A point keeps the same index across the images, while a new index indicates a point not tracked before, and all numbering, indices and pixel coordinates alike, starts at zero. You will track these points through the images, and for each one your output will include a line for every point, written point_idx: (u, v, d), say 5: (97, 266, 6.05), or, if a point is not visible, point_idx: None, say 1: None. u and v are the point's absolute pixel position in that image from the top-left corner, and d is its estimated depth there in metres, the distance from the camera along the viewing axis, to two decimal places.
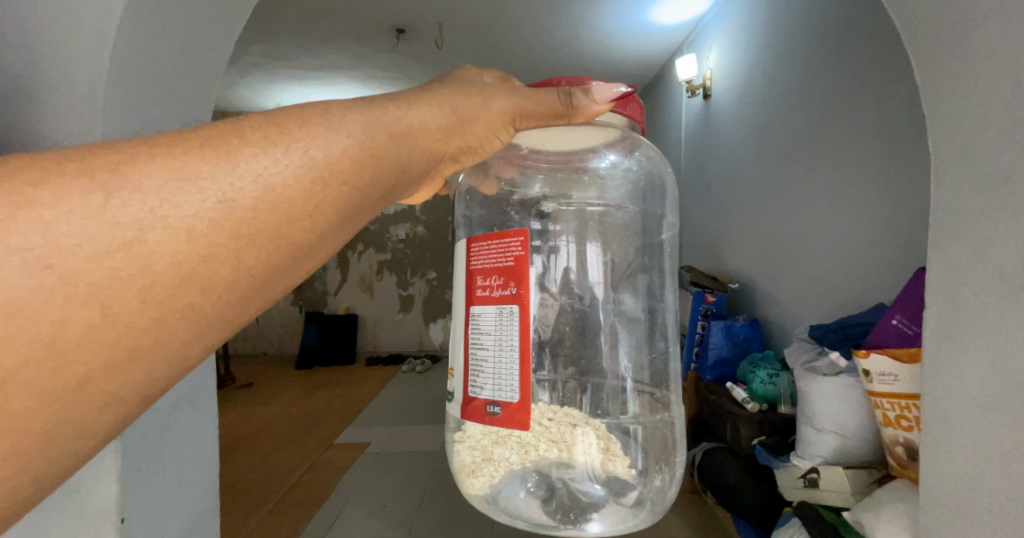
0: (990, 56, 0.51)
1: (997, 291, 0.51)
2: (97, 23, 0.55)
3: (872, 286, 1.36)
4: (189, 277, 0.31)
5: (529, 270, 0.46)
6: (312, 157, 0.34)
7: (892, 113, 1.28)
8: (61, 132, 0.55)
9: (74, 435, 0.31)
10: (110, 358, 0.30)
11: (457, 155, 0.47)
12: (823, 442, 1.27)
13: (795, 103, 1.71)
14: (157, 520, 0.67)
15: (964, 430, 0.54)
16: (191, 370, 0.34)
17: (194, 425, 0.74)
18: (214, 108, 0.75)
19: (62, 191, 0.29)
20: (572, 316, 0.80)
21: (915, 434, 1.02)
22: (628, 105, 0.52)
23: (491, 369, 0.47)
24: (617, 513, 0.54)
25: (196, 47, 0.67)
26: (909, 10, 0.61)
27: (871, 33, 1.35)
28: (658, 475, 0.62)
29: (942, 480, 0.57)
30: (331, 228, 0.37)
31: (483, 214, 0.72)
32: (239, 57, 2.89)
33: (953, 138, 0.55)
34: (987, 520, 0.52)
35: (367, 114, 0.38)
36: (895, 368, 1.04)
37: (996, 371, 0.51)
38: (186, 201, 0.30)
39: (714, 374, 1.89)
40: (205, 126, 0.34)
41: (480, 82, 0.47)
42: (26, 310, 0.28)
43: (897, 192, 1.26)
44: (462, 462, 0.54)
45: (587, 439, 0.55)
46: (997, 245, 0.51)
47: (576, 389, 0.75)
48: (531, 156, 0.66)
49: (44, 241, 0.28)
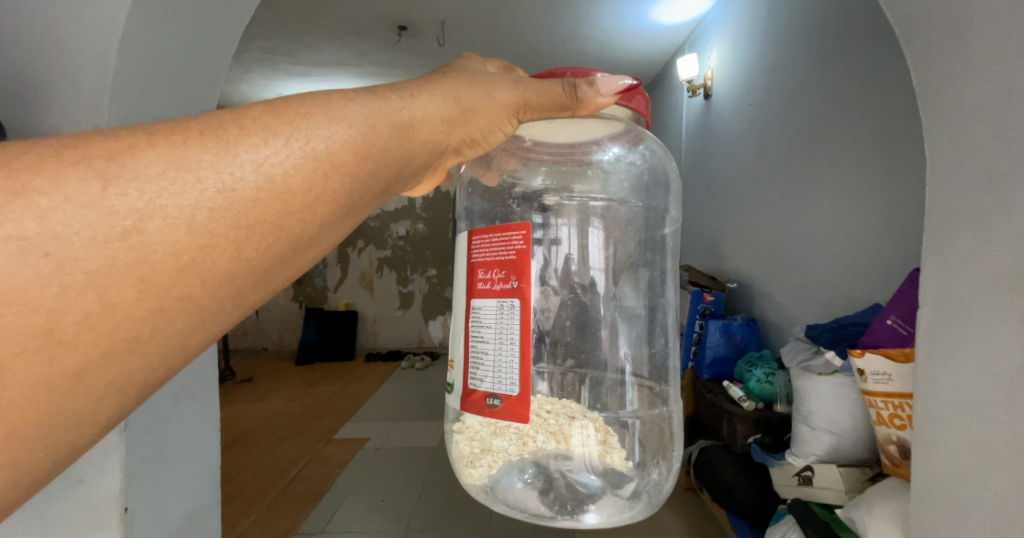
0: (984, 60, 0.52)
1: (987, 292, 0.52)
2: (103, 21, 0.56)
3: (869, 288, 1.37)
4: (188, 266, 0.31)
5: (530, 263, 0.47)
6: (313, 148, 0.35)
7: (890, 115, 1.29)
8: (68, 123, 0.56)
9: (73, 423, 0.31)
10: (107, 349, 0.31)
11: (459, 148, 0.48)
12: (817, 440, 1.29)
13: (794, 103, 1.72)
14: (160, 511, 0.68)
15: (956, 428, 0.55)
16: (189, 361, 0.35)
17: (197, 416, 0.74)
18: (216, 100, 0.75)
19: (58, 177, 0.29)
20: (572, 309, 0.82)
21: (908, 433, 1.04)
22: (632, 97, 0.53)
23: (491, 362, 0.48)
24: (614, 505, 0.55)
25: (200, 43, 0.68)
26: (906, 12, 0.62)
27: (870, 35, 1.36)
28: (656, 468, 0.63)
29: (934, 477, 0.59)
30: (332, 220, 0.38)
31: (484, 207, 0.75)
32: (241, 52, 2.89)
33: (948, 141, 0.56)
34: (977, 515, 0.54)
35: (370, 105, 0.39)
36: (888, 368, 1.06)
37: (988, 369, 0.52)
38: (186, 190, 0.31)
39: (711, 373, 1.90)
40: (205, 116, 0.34)
41: (482, 73, 0.47)
42: (23, 298, 0.28)
43: (894, 192, 1.28)
44: (461, 453, 0.55)
45: (585, 431, 0.56)
46: (987, 247, 0.52)
47: (576, 381, 0.77)
48: (533, 148, 0.67)
49: (38, 230, 0.28)
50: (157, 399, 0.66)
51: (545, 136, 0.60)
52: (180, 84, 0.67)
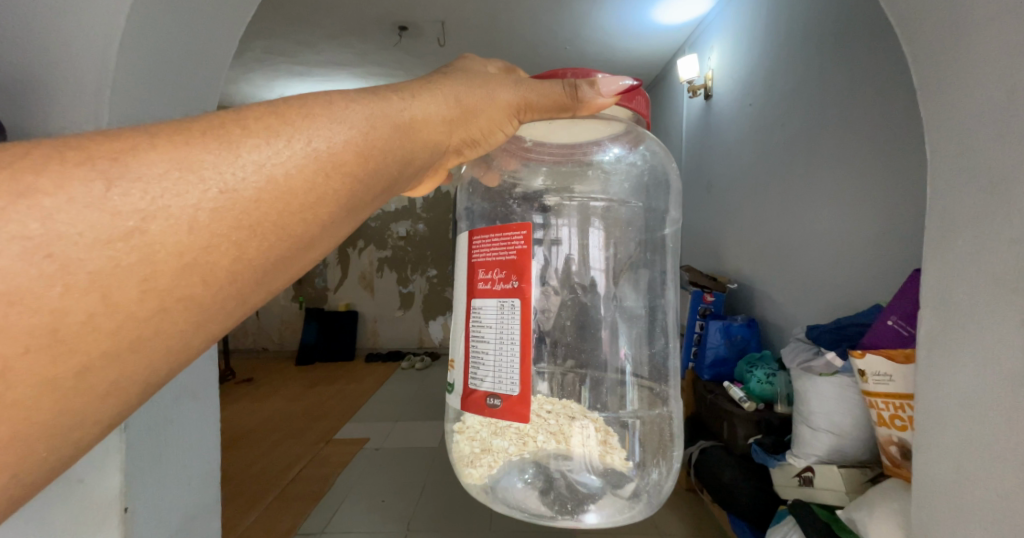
0: (985, 61, 0.52)
1: (987, 293, 0.52)
2: (103, 21, 0.56)
3: (870, 288, 1.37)
4: (190, 266, 0.31)
5: (531, 263, 0.47)
6: (315, 149, 0.35)
7: (890, 116, 1.29)
8: (70, 124, 0.56)
9: (76, 423, 0.31)
10: (110, 348, 0.30)
11: (460, 148, 0.48)
12: (818, 441, 1.29)
13: (795, 103, 1.72)
14: (160, 511, 0.68)
15: (957, 428, 0.55)
16: (191, 362, 0.35)
17: (197, 416, 0.74)
18: (217, 99, 0.75)
19: (61, 178, 0.29)
20: (572, 310, 0.81)
21: (909, 434, 1.04)
22: (632, 98, 0.53)
23: (492, 362, 0.48)
24: (614, 505, 0.55)
25: (201, 43, 0.68)
26: (907, 11, 0.61)
27: (871, 35, 1.36)
28: (655, 469, 0.62)
29: (935, 478, 0.58)
30: (333, 220, 0.38)
31: (484, 207, 0.75)
32: (242, 52, 2.89)
33: (949, 142, 0.56)
34: (978, 515, 0.54)
35: (372, 106, 0.39)
36: (889, 369, 1.06)
37: (989, 370, 0.52)
38: (188, 190, 0.31)
39: (711, 373, 1.90)
40: (207, 116, 0.34)
41: (484, 74, 0.47)
42: (27, 298, 0.28)
43: (894, 193, 1.28)
44: (461, 452, 0.55)
45: (585, 431, 0.56)
46: (989, 248, 0.52)
47: (576, 381, 0.76)
48: (534, 148, 0.67)
49: (42, 230, 0.28)
50: (157, 399, 0.66)
51: (545, 137, 0.60)
52: (179, 84, 0.67)
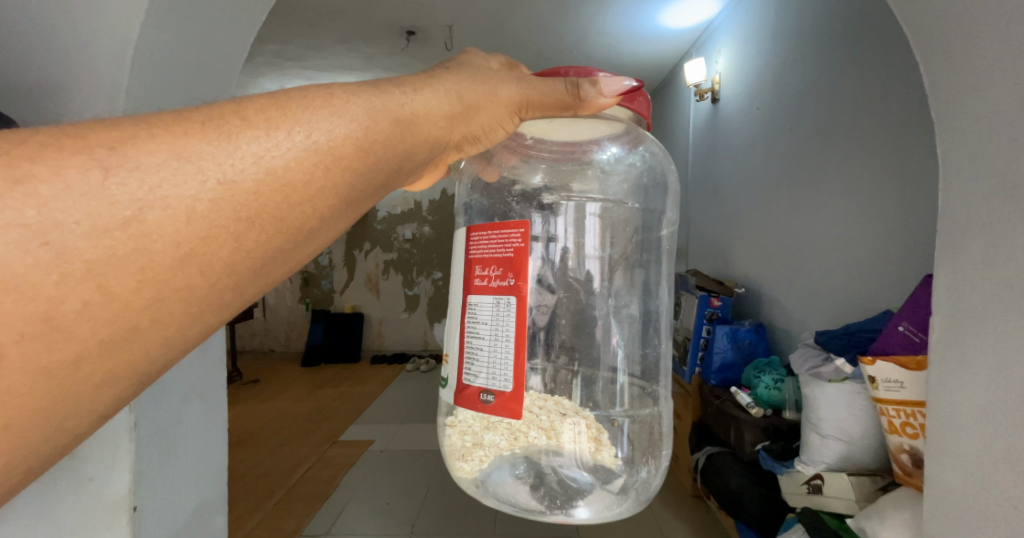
0: (998, 63, 0.51)
1: (1000, 297, 0.51)
2: (119, 14, 0.57)
3: (881, 295, 1.35)
4: (189, 257, 0.32)
5: (528, 260, 0.47)
6: (315, 141, 0.35)
7: (901, 120, 1.28)
8: (70, 109, 0.56)
9: (70, 410, 0.31)
10: (106, 337, 0.31)
11: (460, 144, 0.48)
12: (827, 448, 1.26)
13: (806, 102, 1.70)
14: (168, 507, 0.68)
15: (969, 437, 0.54)
16: (188, 351, 0.35)
17: (203, 412, 0.74)
18: (221, 94, 0.75)
19: (59, 166, 0.30)
20: (569, 308, 0.82)
21: (920, 442, 1.01)
22: (633, 99, 0.52)
23: (486, 356, 0.48)
24: (603, 500, 0.53)
25: (209, 37, 0.68)
26: (918, 11, 0.61)
27: (882, 36, 1.34)
28: (644, 467, 0.61)
29: (944, 487, 0.57)
30: (331, 214, 0.38)
31: (483, 203, 0.75)
32: (251, 57, 2.91)
33: (961, 145, 0.55)
34: (990, 526, 0.52)
35: (370, 99, 0.39)
36: (901, 375, 1.03)
37: (1002, 377, 0.51)
38: (186, 180, 0.31)
39: (718, 378, 1.88)
40: (205, 106, 0.35)
41: (487, 69, 0.47)
42: (22, 285, 0.28)
43: (907, 194, 1.25)
44: (453, 446, 0.54)
45: (576, 427, 0.57)
46: (1005, 252, 0.51)
47: (569, 377, 0.76)
48: (535, 145, 0.66)
49: (39, 217, 0.28)
50: (166, 395, 0.67)
51: (546, 134, 0.59)
52: (185, 79, 0.67)
